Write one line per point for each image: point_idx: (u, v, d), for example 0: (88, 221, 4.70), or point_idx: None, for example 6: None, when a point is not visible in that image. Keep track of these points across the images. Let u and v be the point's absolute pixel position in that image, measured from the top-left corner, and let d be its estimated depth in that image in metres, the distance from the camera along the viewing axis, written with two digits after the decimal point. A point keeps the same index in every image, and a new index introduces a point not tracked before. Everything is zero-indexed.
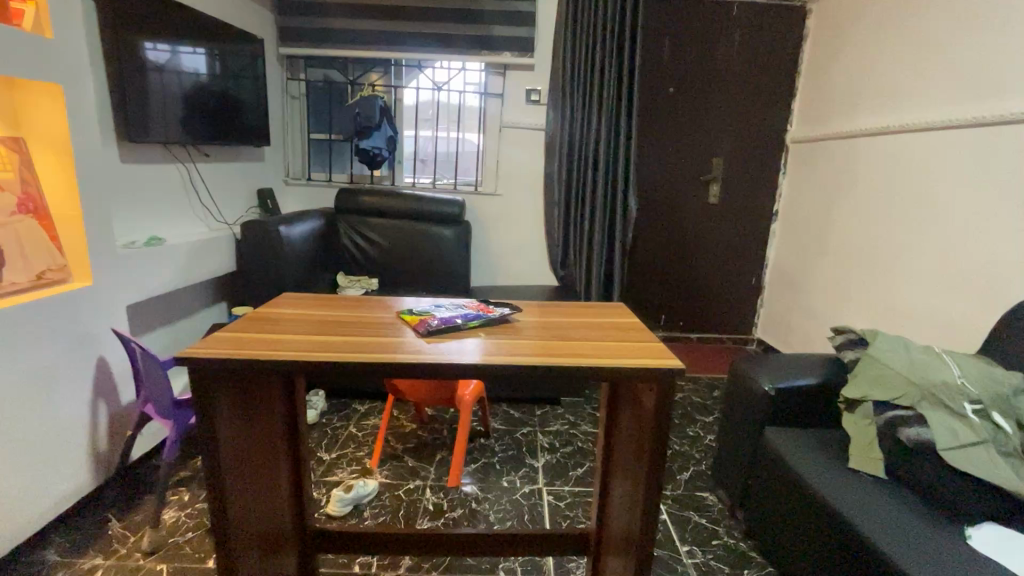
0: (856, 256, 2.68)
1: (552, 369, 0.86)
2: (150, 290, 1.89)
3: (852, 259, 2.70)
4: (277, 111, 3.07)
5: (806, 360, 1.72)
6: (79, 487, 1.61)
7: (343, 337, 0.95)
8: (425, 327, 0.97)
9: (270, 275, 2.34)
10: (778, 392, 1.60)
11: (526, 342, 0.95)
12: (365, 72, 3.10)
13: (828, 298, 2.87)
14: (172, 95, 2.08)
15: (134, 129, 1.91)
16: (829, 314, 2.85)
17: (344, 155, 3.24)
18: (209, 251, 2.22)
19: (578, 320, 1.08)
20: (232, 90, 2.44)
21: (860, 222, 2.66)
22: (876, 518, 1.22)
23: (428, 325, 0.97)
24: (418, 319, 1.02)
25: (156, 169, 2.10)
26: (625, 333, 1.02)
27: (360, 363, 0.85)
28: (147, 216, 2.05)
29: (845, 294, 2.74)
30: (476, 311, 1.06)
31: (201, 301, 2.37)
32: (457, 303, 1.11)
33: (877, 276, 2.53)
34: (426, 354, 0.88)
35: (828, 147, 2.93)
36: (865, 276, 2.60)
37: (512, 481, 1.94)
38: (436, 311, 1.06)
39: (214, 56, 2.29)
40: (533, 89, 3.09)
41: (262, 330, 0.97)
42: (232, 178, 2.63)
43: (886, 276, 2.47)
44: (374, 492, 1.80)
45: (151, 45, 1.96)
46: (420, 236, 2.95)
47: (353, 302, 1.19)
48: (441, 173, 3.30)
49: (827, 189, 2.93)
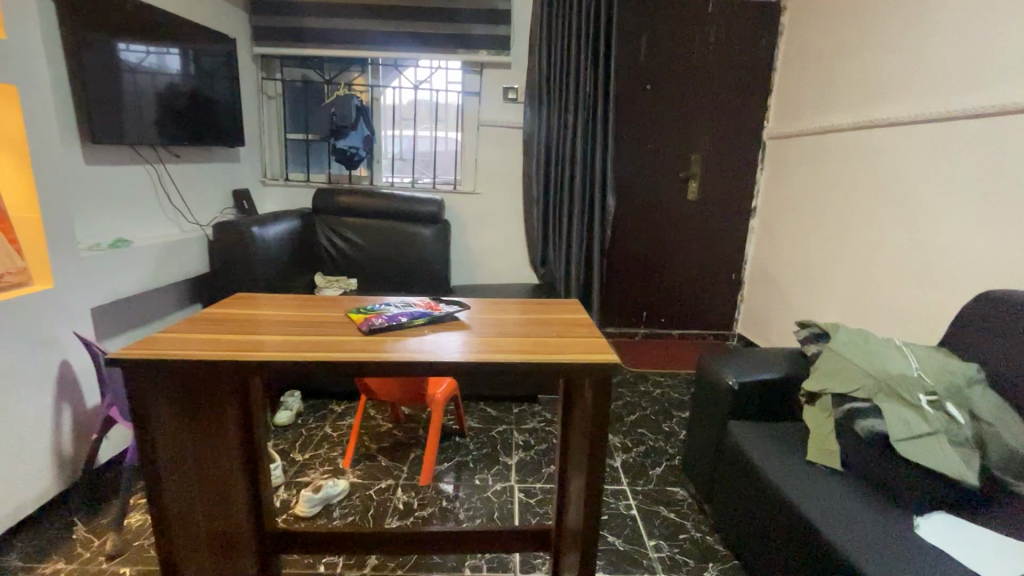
0: (829, 253, 2.73)
1: (495, 365, 0.86)
2: (117, 292, 1.87)
3: (829, 254, 2.73)
4: (254, 111, 3.05)
5: (772, 354, 1.73)
6: (42, 493, 1.59)
7: (289, 336, 0.95)
8: (369, 325, 0.97)
9: (243, 276, 2.32)
10: (741, 387, 1.61)
11: (474, 340, 0.96)
12: (342, 72, 3.09)
13: (806, 293, 2.90)
14: (146, 98, 2.08)
15: (101, 131, 1.89)
16: (807, 309, 2.88)
17: (321, 155, 3.23)
18: (179, 253, 2.21)
19: (530, 317, 1.09)
20: (206, 90, 2.43)
21: (836, 217, 2.68)
22: (830, 509, 1.24)
23: (372, 323, 0.97)
24: (364, 318, 1.01)
25: (124, 171, 2.09)
26: (574, 329, 1.03)
27: (299, 361, 0.85)
28: (114, 218, 2.04)
29: (823, 289, 2.77)
30: (424, 310, 1.06)
31: (175, 303, 2.36)
32: (407, 302, 1.11)
33: (854, 271, 2.55)
34: (368, 352, 0.89)
35: (803, 145, 2.97)
36: (842, 271, 2.62)
37: (484, 479, 1.94)
38: (384, 310, 1.05)
39: (188, 58, 2.28)
40: (510, 88, 3.09)
41: (206, 331, 0.97)
42: (206, 179, 2.62)
43: (862, 271, 2.50)
44: (344, 492, 1.80)
45: (127, 46, 1.96)
46: (397, 236, 2.94)
47: (306, 301, 1.19)
48: (421, 172, 3.29)
49: (803, 184, 2.95)
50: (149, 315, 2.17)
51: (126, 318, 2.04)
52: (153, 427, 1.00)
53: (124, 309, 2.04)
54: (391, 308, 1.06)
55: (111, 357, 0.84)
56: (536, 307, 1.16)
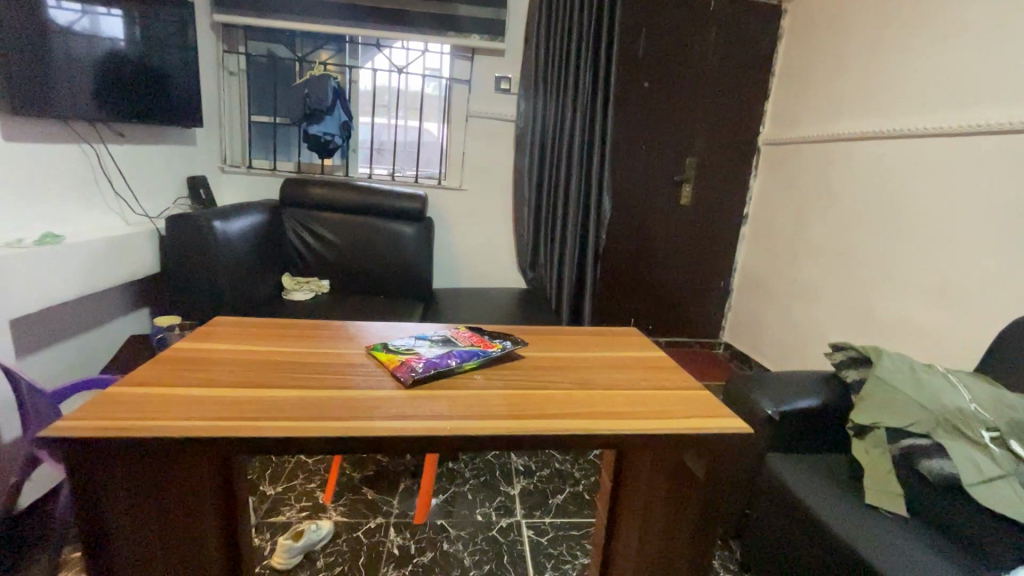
0: (821, 264, 2.67)
1: (587, 433, 0.67)
2: (44, 300, 1.53)
3: (824, 263, 2.65)
4: (211, 88, 2.67)
5: (802, 377, 1.62)
6: None
7: (295, 390, 0.71)
8: (409, 373, 0.77)
9: (202, 279, 1.99)
10: (780, 417, 1.48)
11: (543, 394, 0.76)
12: (316, 49, 2.76)
13: (798, 303, 2.83)
14: (81, 63, 1.73)
15: (21, 102, 1.53)
16: (799, 319, 2.81)
17: (290, 141, 2.89)
18: (123, 251, 1.86)
19: (596, 359, 0.92)
20: (157, 61, 2.07)
21: (833, 226, 2.60)
22: (897, 557, 1.10)
23: (413, 371, 0.77)
24: (399, 359, 0.81)
25: (51, 150, 1.72)
26: (654, 375, 0.87)
27: (320, 434, 0.61)
28: (39, 209, 1.68)
29: (816, 299, 2.69)
30: (471, 349, 0.87)
31: (118, 308, 2.01)
32: (441, 337, 0.92)
33: (851, 283, 2.47)
34: (412, 419, 0.66)
35: (798, 153, 2.90)
36: (837, 282, 2.55)
37: (486, 514, 1.73)
38: (420, 348, 0.86)
39: (133, 21, 1.93)
40: (503, 77, 2.87)
41: (176, 382, 0.71)
42: (156, 164, 2.25)
43: (860, 283, 2.42)
44: (329, 534, 1.55)
45: (57, 2, 1.61)
46: (377, 234, 2.66)
47: (305, 333, 0.94)
48: (401, 164, 3.02)
49: (799, 191, 2.87)
50: (84, 322, 1.82)
51: (55, 325, 1.69)
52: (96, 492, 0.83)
53: (54, 315, 1.68)
54: (427, 347, 0.87)
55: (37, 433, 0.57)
56: (595, 343, 1.00)
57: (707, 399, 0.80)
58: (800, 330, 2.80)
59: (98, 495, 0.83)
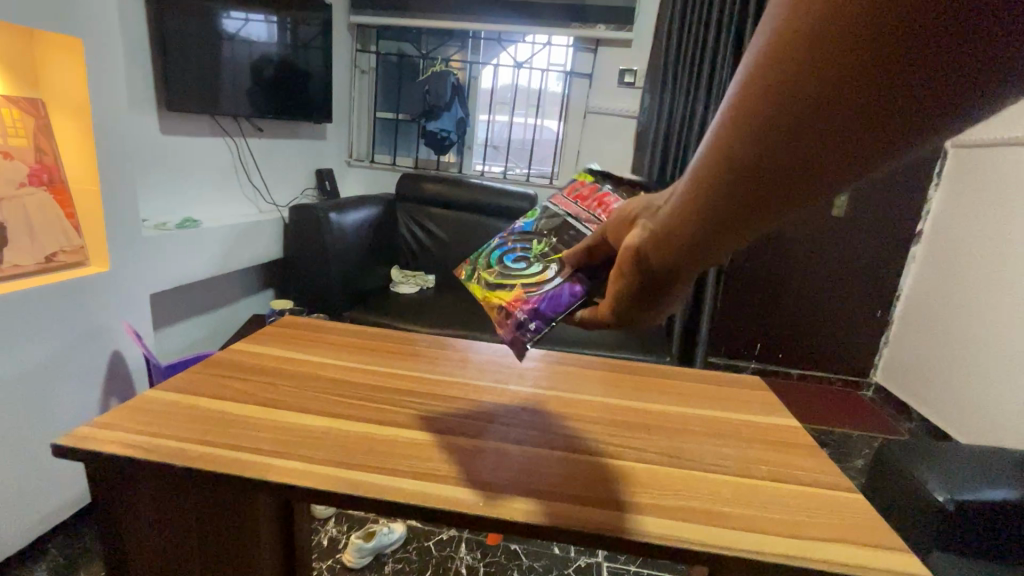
0: (983, 299, 2.02)
1: (676, 539, 0.50)
2: (178, 276, 1.68)
3: (972, 296, 2.08)
4: (344, 85, 2.83)
5: (990, 455, 1.22)
6: (80, 498, 1.40)
7: (328, 423, 0.63)
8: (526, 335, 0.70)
9: (316, 268, 2.08)
10: (958, 510, 1.08)
11: (622, 466, 0.61)
12: (441, 46, 2.78)
13: (937, 344, 2.25)
14: (241, 66, 1.90)
15: (178, 99, 1.70)
16: (936, 362, 2.24)
17: (410, 137, 2.96)
18: (252, 236, 2.02)
19: (700, 421, 0.73)
20: (300, 62, 2.22)
21: (990, 250, 2.02)
22: None
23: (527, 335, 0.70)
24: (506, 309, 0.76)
25: (199, 144, 1.91)
26: (780, 454, 0.66)
27: (336, 486, 0.52)
28: (184, 195, 1.87)
29: (958, 344, 2.12)
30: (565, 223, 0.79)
31: (242, 288, 2.18)
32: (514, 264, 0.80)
33: (995, 327, 1.94)
34: (442, 482, 0.54)
35: (984, 160, 2.13)
36: (982, 322, 2.01)
37: (563, 548, 1.57)
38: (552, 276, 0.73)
39: (285, 26, 2.08)
40: (628, 70, 2.64)
41: (213, 396, 0.67)
42: (289, 157, 2.43)
43: (1008, 329, 1.88)
44: (400, 539, 1.51)
45: (229, 13, 1.79)
46: (483, 232, 2.59)
47: (372, 346, 0.88)
48: (514, 163, 2.94)
49: (952, 206, 2.29)
50: (208, 302, 2.00)
51: (185, 302, 1.88)
52: (130, 530, 0.68)
53: (184, 293, 1.87)
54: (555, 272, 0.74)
55: (56, 441, 0.55)
56: (701, 395, 0.81)
57: (858, 511, 0.57)
58: (943, 384, 2.18)
59: (134, 531, 0.68)
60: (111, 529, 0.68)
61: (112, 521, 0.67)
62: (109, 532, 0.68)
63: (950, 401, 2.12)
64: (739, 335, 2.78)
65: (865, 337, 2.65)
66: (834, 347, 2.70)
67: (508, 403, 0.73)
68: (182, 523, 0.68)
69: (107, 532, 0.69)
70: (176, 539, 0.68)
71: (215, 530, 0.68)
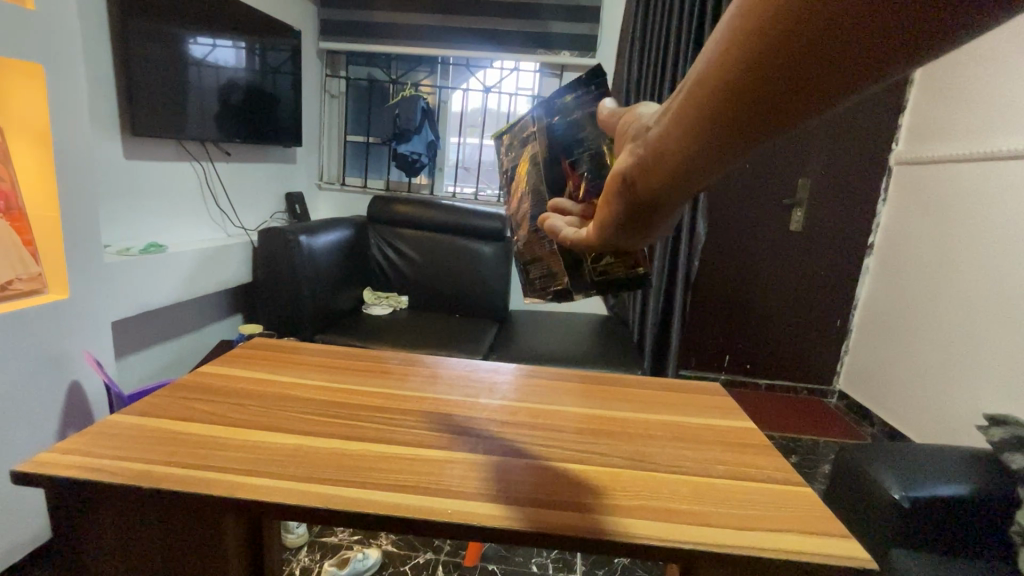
0: (932, 304, 2.14)
1: (639, 536, 0.52)
2: (142, 301, 1.64)
3: (924, 304, 2.19)
4: (314, 109, 2.85)
5: (942, 453, 1.28)
6: (32, 538, 1.33)
7: (300, 440, 0.64)
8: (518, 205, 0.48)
9: (287, 290, 2.05)
10: (911, 506, 1.14)
11: (589, 470, 0.63)
12: (411, 71, 2.83)
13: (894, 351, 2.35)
14: (208, 89, 1.89)
15: (141, 124, 1.68)
16: (894, 368, 2.34)
17: (381, 159, 2.98)
18: (220, 260, 1.98)
19: (665, 425, 0.77)
20: (269, 86, 2.23)
21: (939, 261, 2.13)
22: None
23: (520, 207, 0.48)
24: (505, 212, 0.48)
25: (164, 168, 1.88)
26: (739, 454, 0.70)
27: (311, 502, 0.53)
28: (147, 220, 1.84)
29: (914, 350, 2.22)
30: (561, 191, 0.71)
31: (208, 313, 2.14)
32: None
33: (946, 332, 2.05)
34: (412, 491, 0.56)
35: (927, 175, 2.27)
36: (933, 325, 2.12)
37: (541, 565, 1.54)
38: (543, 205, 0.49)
39: (253, 51, 2.10)
40: None
41: (182, 417, 0.67)
42: (257, 180, 2.42)
43: (957, 333, 1.99)
44: (376, 564, 1.46)
45: (196, 39, 1.80)
46: (454, 252, 2.60)
47: (345, 365, 0.89)
48: (484, 184, 2.97)
49: (902, 221, 2.41)
50: (175, 329, 1.96)
51: (150, 329, 1.84)
52: (98, 556, 0.67)
53: (150, 320, 1.84)
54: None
55: (16, 468, 0.54)
56: (667, 402, 0.85)
57: (806, 503, 0.60)
58: (901, 389, 2.27)
59: (101, 558, 0.67)
60: (79, 555, 0.67)
61: (81, 546, 0.66)
62: (77, 554, 0.67)
63: (909, 404, 2.20)
64: (707, 348, 2.85)
65: (827, 345, 2.75)
66: (799, 357, 2.79)
67: (480, 416, 0.75)
68: (149, 550, 0.67)
69: (76, 557, 0.67)
70: (143, 565, 0.68)
71: (181, 556, 0.66)
